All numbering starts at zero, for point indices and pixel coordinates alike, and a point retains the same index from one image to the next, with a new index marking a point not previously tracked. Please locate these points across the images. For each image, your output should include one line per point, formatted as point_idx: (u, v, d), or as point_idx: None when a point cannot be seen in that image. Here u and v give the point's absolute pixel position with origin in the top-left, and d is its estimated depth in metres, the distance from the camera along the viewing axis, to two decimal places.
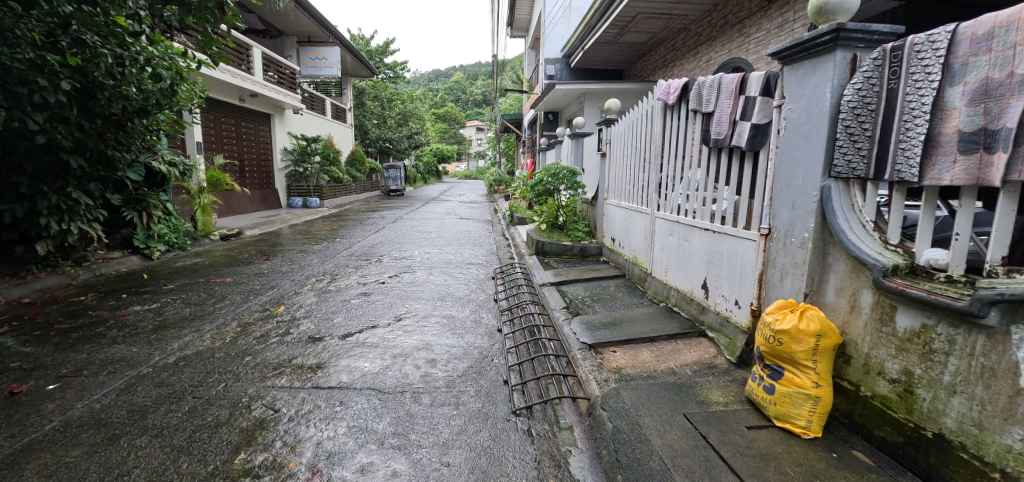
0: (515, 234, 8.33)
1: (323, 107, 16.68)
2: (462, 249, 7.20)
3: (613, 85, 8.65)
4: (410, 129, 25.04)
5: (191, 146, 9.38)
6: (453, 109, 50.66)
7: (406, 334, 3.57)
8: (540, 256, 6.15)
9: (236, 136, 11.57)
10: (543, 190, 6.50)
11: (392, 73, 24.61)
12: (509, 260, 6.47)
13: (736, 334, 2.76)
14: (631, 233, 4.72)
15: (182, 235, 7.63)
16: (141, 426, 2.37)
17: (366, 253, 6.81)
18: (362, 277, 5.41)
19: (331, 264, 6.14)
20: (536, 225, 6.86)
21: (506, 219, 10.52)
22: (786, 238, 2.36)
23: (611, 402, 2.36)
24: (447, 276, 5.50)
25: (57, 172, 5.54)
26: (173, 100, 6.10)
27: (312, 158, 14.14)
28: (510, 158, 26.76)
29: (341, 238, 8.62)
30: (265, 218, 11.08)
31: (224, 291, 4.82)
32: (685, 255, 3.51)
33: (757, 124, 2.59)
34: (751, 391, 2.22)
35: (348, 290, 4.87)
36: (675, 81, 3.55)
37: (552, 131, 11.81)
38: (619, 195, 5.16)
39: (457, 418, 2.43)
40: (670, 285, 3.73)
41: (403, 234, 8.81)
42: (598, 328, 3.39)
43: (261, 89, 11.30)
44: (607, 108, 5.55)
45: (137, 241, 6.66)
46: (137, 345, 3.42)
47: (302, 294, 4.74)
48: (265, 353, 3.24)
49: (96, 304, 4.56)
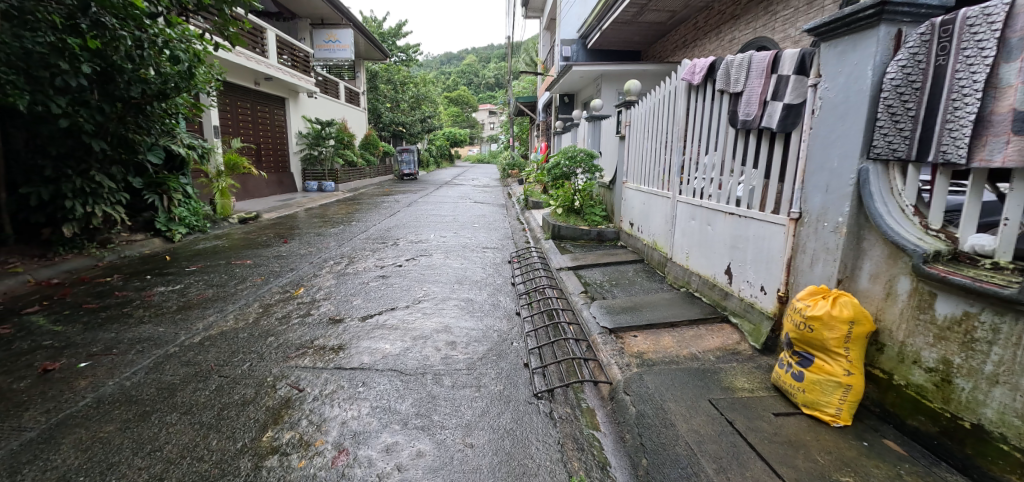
0: (530, 218, 8.29)
1: (336, 91, 16.68)
2: (477, 233, 7.20)
3: (632, 66, 8.47)
4: (423, 112, 24.92)
5: (208, 129, 9.45)
6: (465, 92, 50.24)
7: (425, 316, 3.59)
8: (556, 240, 6.12)
9: (252, 120, 11.64)
10: (560, 174, 6.44)
11: (405, 56, 24.43)
12: (524, 244, 6.46)
13: (762, 320, 2.74)
14: (651, 217, 4.66)
15: (201, 218, 7.74)
16: (170, 403, 2.43)
17: (382, 237, 6.85)
18: (379, 259, 5.45)
19: (348, 247, 6.19)
20: (552, 209, 6.83)
21: (520, 204, 10.47)
22: (817, 222, 2.29)
23: (634, 387, 2.35)
24: (463, 260, 5.51)
25: (79, 155, 5.56)
26: (192, 84, 6.10)
27: (326, 141, 14.19)
28: (524, 142, 26.53)
29: (357, 221, 8.68)
30: (281, 202, 11.19)
31: (245, 273, 4.90)
32: (707, 240, 3.45)
33: (790, 104, 2.50)
34: (779, 378, 2.19)
35: (366, 272, 4.91)
36: (701, 60, 3.45)
37: (567, 114, 11.66)
38: (639, 178, 5.08)
39: (479, 400, 2.44)
40: (691, 270, 3.68)
41: (418, 218, 8.83)
42: (618, 312, 3.38)
43: (276, 72, 11.28)
44: (627, 89, 5.44)
45: (158, 224, 6.78)
46: (163, 325, 3.49)
47: (321, 276, 4.78)
48: (287, 334, 3.29)
49: (122, 285, 4.67)
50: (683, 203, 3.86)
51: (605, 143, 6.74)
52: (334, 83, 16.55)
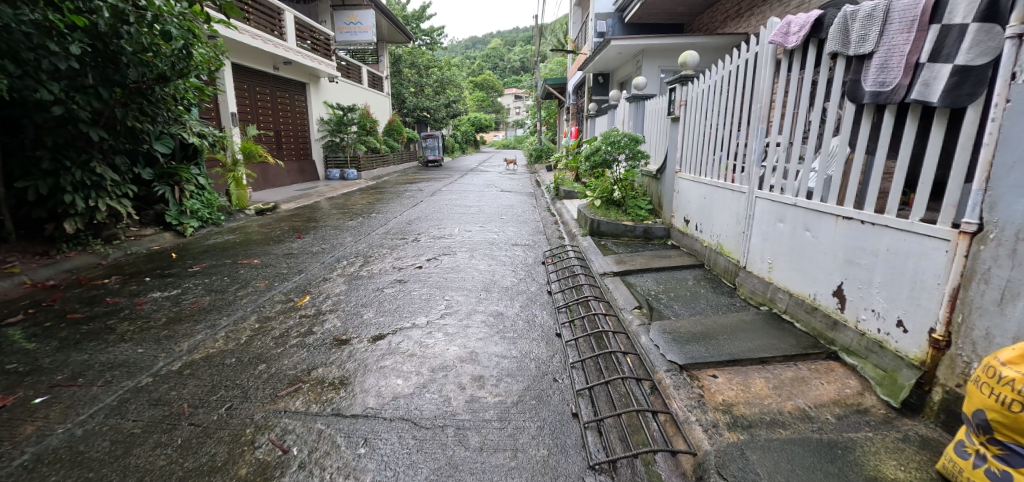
0: (563, 210, 7.59)
1: (359, 76, 16.22)
2: (505, 227, 6.53)
3: (678, 39, 7.55)
4: (447, 97, 24.25)
5: (225, 116, 9.09)
6: (491, 76, 49.25)
7: (447, 338, 2.98)
8: (596, 236, 5.40)
9: (271, 106, 11.24)
10: (599, 161, 5.68)
11: (429, 39, 23.68)
12: (558, 241, 5.76)
13: (897, 365, 2.08)
14: (713, 214, 3.91)
15: (216, 210, 7.32)
16: (120, 467, 1.89)
17: (402, 232, 6.26)
18: (397, 260, 4.87)
19: (365, 243, 5.64)
20: (589, 200, 6.10)
21: (550, 193, 9.75)
22: (1018, 242, 1.60)
23: (734, 469, 1.69)
24: (492, 260, 4.87)
25: (81, 145, 5.15)
26: (191, 65, 5.64)
27: (348, 128, 13.78)
28: (551, 127, 25.63)
29: (377, 213, 8.15)
30: (301, 191, 10.79)
31: (250, 276, 4.40)
32: (802, 249, 2.73)
33: (965, 66, 1.78)
34: (957, 472, 1.53)
35: (382, 276, 4.33)
36: (800, 16, 2.68)
37: (601, 95, 10.78)
38: (698, 167, 4.30)
39: (516, 476, 1.81)
40: (776, 284, 2.96)
41: (440, 209, 8.22)
42: (687, 340, 2.69)
43: (294, 55, 10.82)
44: (683, 62, 4.61)
45: (168, 218, 6.36)
46: (144, 345, 2.99)
47: (332, 280, 4.23)
48: (282, 361, 2.73)
49: (117, 289, 4.22)
50: (764, 201, 3.11)
51: (652, 124, 5.93)
52: (356, 67, 16.02)
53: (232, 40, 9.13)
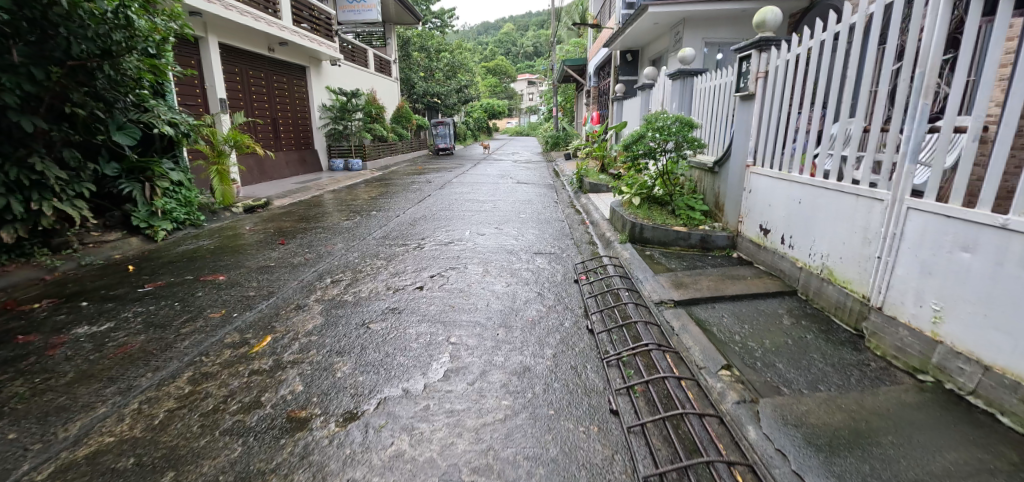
0: (591, 206, 6.55)
1: (364, 59, 15.24)
2: (525, 230, 5.53)
3: (728, 5, 6.33)
4: (459, 82, 23.11)
5: (213, 103, 8.47)
6: (503, 61, 47.84)
7: (451, 422, 2.01)
8: (639, 244, 4.38)
9: (267, 92, 10.34)
10: (642, 150, 4.52)
11: (439, 21, 22.42)
12: (590, 249, 4.75)
13: None
14: (815, 226, 2.87)
15: (196, 210, 6.42)
16: None
17: (403, 235, 5.31)
18: (394, 276, 3.92)
19: (358, 251, 4.69)
20: (626, 198, 5.05)
21: (573, 185, 8.68)
22: None
23: None
24: (511, 277, 3.86)
25: (17, 137, 4.28)
26: (135, 35, 4.65)
27: (352, 114, 12.81)
28: (567, 113, 24.43)
29: (379, 210, 7.20)
30: (299, 184, 9.89)
31: (207, 301, 3.48)
32: (1017, 299, 1.73)
33: None
34: None
35: (371, 301, 3.38)
36: None
37: (630, 76, 9.61)
38: (787, 160, 3.25)
39: None
40: (954, 346, 1.97)
41: (451, 205, 7.23)
42: (832, 445, 1.70)
43: (291, 35, 9.86)
44: (760, 22, 3.47)
45: (135, 220, 5.48)
46: (20, 426, 2.09)
47: (306, 308, 3.28)
48: (202, 465, 1.81)
49: (40, 319, 3.34)
50: (927, 215, 2.09)
51: (710, 104, 4.78)
52: (361, 50, 14.99)
53: (220, 19, 8.19)
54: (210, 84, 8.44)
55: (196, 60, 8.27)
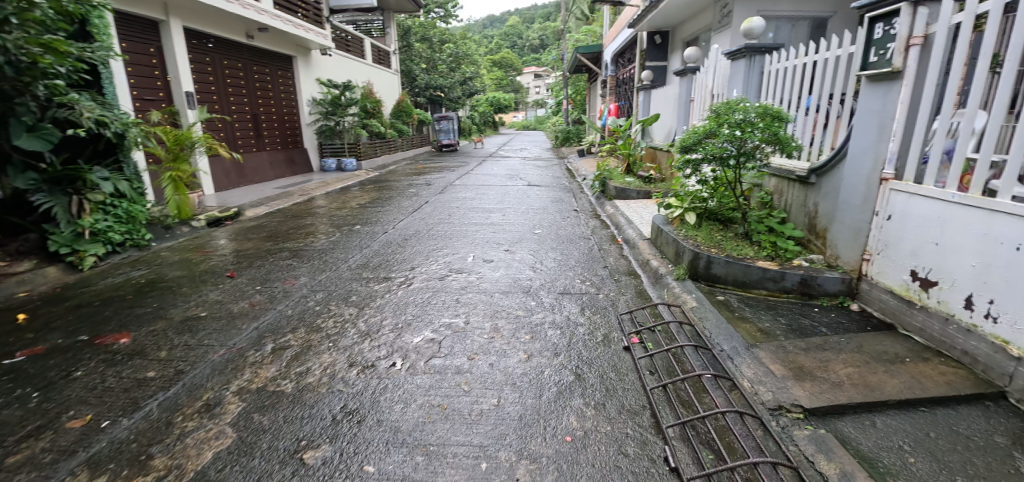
0: (623, 219, 5.31)
1: (361, 49, 14.05)
2: (544, 253, 4.32)
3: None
4: (464, 73, 21.91)
5: (179, 97, 7.38)
6: (509, 54, 46.55)
7: None
8: (704, 283, 3.19)
9: (245, 85, 9.19)
10: (711, 154, 3.20)
11: (443, 11, 21.23)
12: (635, 285, 3.53)
13: None
14: None
15: (142, 226, 5.24)
16: None
17: (387, 262, 4.11)
18: (363, 335, 2.74)
19: (325, 289, 3.52)
20: (680, 213, 3.83)
21: (594, 189, 7.43)
22: None
23: None
24: (532, 340, 2.66)
25: None
26: None
27: (345, 110, 11.51)
28: (578, 106, 23.18)
29: (365, 222, 6.00)
30: (281, 188, 8.71)
31: (79, 391, 2.32)
32: None
33: None
34: None
35: (322, 392, 2.20)
36: None
37: (658, 61, 8.36)
38: (977, 175, 2.04)
39: None
40: None
41: (452, 216, 6.02)
42: None
43: (270, 20, 8.65)
44: None
45: (52, 245, 4.35)
46: None
47: (219, 407, 2.12)
48: None
49: None
50: None
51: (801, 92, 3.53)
52: (356, 39, 13.77)
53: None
54: (174, 74, 7.34)
55: (155, 47, 7.13)
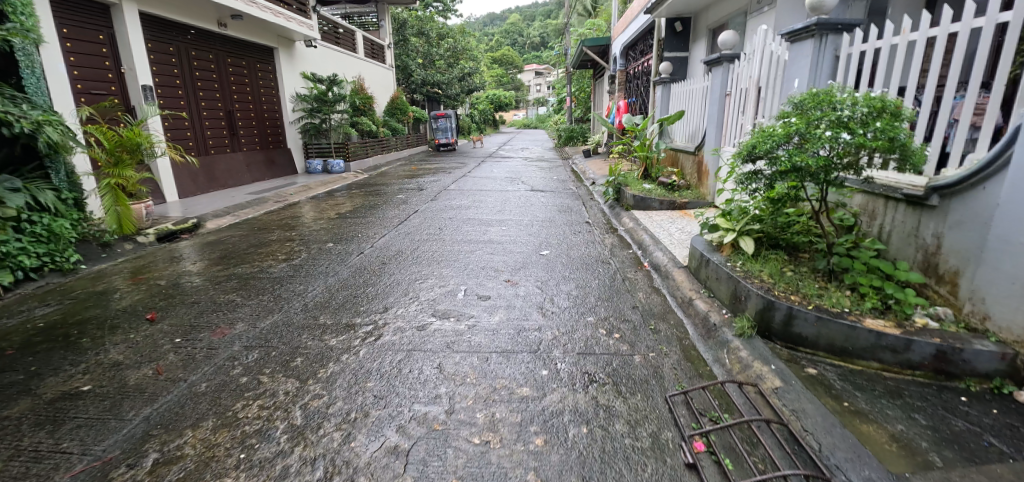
0: (648, 237, 4.41)
1: (352, 42, 13.16)
2: (554, 286, 3.43)
3: None
4: (463, 69, 20.99)
5: (135, 92, 6.55)
6: (509, 51, 45.57)
7: None
8: (782, 344, 2.31)
9: (217, 78, 8.31)
10: (794, 166, 2.29)
11: (442, 5, 20.32)
12: (678, 340, 2.64)
13: None
14: None
15: (69, 246, 4.35)
16: None
17: (355, 299, 3.21)
18: (295, 434, 1.86)
19: (263, 343, 2.62)
20: (738, 239, 2.94)
21: (607, 197, 6.56)
22: None
23: None
24: (545, 448, 1.78)
25: None
26: None
27: (331, 105, 10.47)
28: (580, 104, 22.30)
29: (341, 238, 5.10)
30: (255, 194, 7.82)
31: None
32: None
33: None
34: None
35: None
36: None
37: (677, 52, 7.47)
38: None
39: None
40: None
41: (443, 231, 5.12)
42: None
43: (245, 6, 7.75)
44: None
45: None
46: None
47: None
48: None
49: None
50: None
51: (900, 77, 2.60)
52: (348, 32, 12.90)
53: None
54: (129, 66, 6.46)
55: (107, 34, 6.24)
